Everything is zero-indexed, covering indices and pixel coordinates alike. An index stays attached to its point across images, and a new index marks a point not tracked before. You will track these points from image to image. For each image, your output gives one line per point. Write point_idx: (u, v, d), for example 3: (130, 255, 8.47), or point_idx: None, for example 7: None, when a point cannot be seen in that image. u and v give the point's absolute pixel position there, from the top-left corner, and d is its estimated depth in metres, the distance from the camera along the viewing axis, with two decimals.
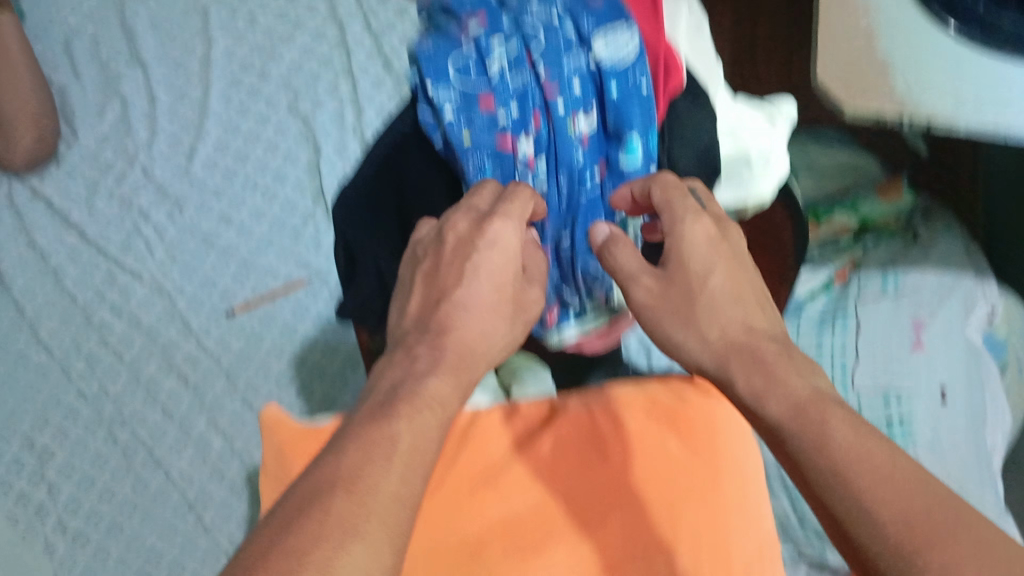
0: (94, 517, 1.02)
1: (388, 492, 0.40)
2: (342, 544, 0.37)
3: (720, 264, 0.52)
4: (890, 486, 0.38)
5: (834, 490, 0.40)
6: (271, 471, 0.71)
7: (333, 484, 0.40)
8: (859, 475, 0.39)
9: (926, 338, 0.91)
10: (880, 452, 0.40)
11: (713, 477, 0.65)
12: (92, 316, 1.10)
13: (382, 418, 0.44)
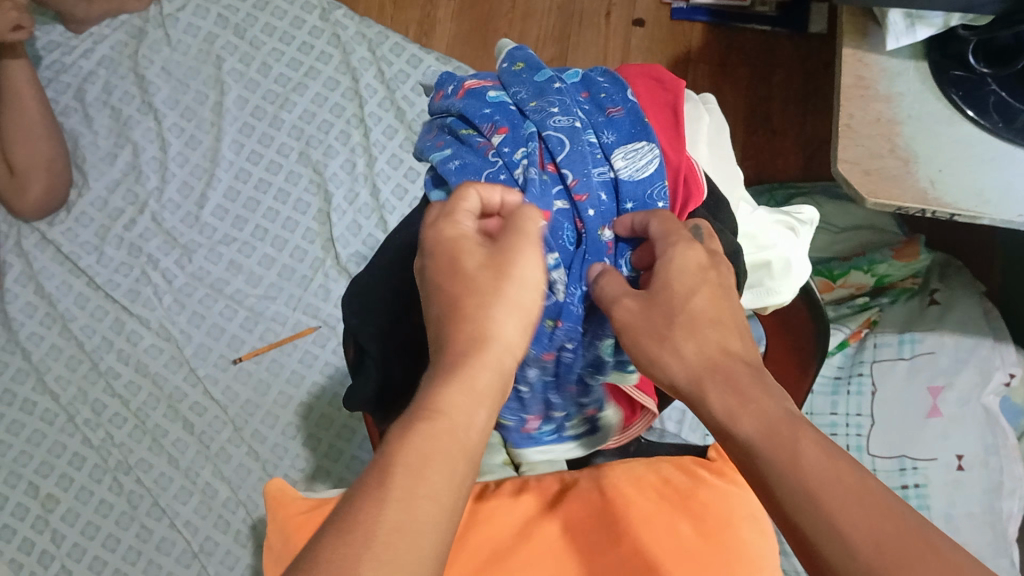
0: (97, 565, 1.00)
1: (396, 517, 0.39)
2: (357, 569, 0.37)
3: (706, 288, 0.50)
4: (867, 514, 0.39)
5: (811, 515, 0.41)
6: (274, 550, 0.68)
7: (362, 506, 0.40)
8: (835, 503, 0.40)
9: (943, 405, 0.91)
10: (852, 479, 0.41)
11: (729, 562, 0.64)
12: (99, 362, 1.09)
13: (405, 434, 0.43)
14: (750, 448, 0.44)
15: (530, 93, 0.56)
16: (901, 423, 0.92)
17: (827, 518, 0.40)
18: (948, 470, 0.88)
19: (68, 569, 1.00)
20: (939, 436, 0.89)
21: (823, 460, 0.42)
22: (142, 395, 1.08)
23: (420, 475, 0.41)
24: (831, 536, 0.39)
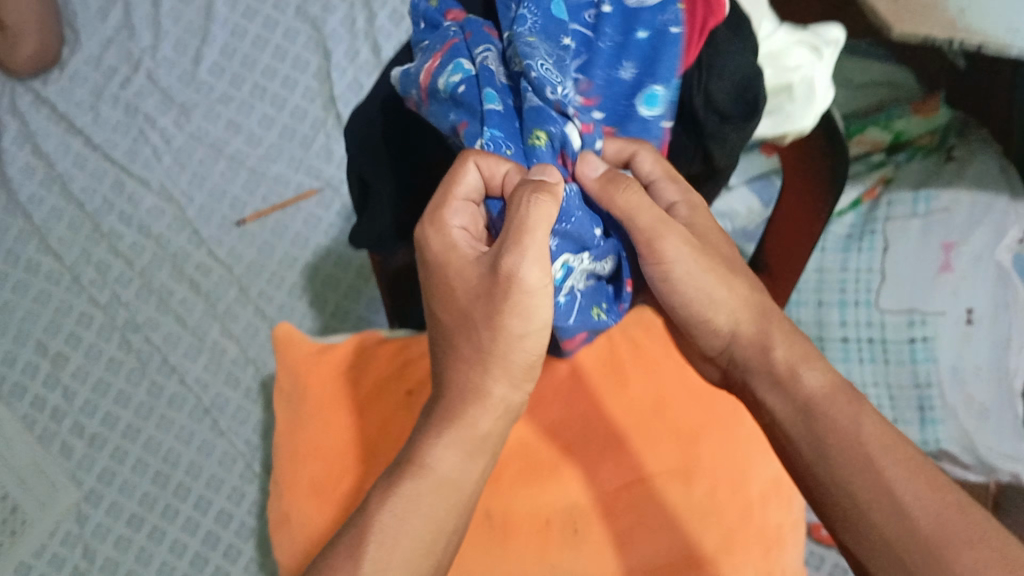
0: (111, 420, 1.05)
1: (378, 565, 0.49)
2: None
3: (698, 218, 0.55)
4: (919, 483, 0.46)
5: (863, 476, 0.47)
6: (283, 391, 0.71)
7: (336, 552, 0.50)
8: (897, 472, 0.46)
9: (955, 260, 0.89)
10: (903, 449, 0.47)
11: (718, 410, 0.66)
12: (101, 224, 1.09)
13: (398, 493, 0.51)
14: (807, 402, 0.51)
15: (536, 25, 0.54)
16: (911, 278, 0.90)
17: (880, 479, 0.46)
18: (957, 324, 0.87)
19: (82, 423, 1.05)
20: (948, 291, 0.88)
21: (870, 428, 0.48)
22: (147, 255, 1.08)
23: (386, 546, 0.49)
24: (882, 498, 0.46)
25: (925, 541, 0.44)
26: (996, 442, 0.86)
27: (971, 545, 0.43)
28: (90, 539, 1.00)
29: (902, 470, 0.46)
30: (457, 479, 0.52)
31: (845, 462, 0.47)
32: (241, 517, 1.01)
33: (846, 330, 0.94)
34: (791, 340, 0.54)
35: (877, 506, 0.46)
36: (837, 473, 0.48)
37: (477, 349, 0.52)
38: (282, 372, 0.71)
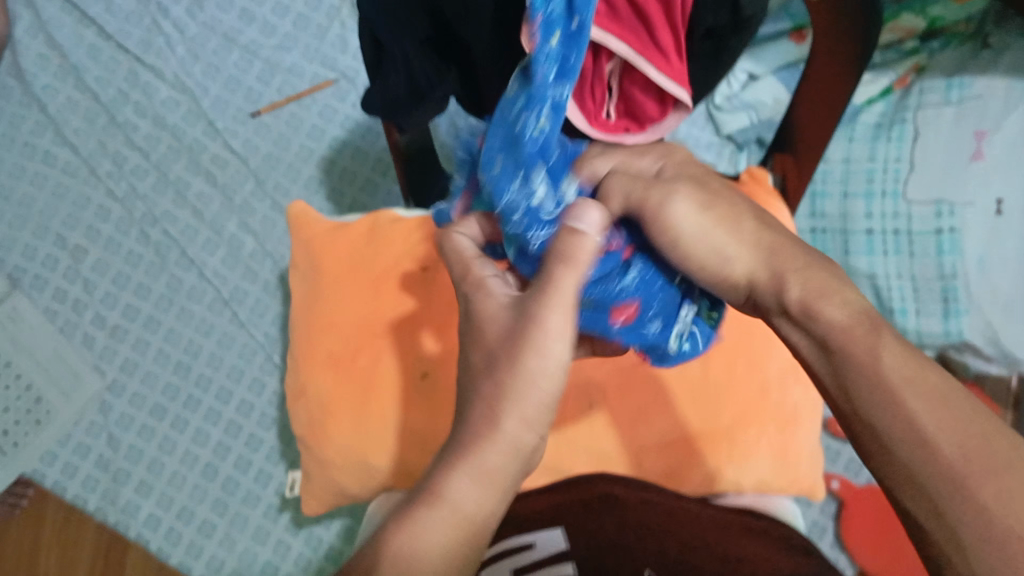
0: (132, 312, 1.06)
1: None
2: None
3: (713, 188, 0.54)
4: (941, 411, 0.43)
5: (882, 409, 0.44)
6: (299, 265, 0.75)
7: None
8: (918, 405, 0.43)
9: (988, 147, 0.86)
10: (927, 380, 0.44)
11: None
12: (117, 115, 1.09)
13: (421, 517, 0.46)
14: (826, 339, 0.47)
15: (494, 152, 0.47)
16: (943, 167, 0.88)
17: (903, 415, 0.43)
18: (986, 215, 0.85)
19: (103, 315, 1.06)
20: (980, 180, 0.85)
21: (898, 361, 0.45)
22: (163, 148, 1.07)
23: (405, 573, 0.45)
24: (908, 433, 0.43)
25: (951, 476, 0.41)
26: (1019, 334, 0.85)
27: (986, 473, 0.40)
28: (114, 427, 1.04)
29: (923, 400, 0.43)
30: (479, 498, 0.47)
31: (873, 399, 0.44)
32: (261, 407, 1.03)
33: (871, 222, 0.92)
34: (802, 272, 0.49)
35: (912, 438, 0.43)
36: (861, 411, 0.45)
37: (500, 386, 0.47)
38: (305, 246, 0.74)
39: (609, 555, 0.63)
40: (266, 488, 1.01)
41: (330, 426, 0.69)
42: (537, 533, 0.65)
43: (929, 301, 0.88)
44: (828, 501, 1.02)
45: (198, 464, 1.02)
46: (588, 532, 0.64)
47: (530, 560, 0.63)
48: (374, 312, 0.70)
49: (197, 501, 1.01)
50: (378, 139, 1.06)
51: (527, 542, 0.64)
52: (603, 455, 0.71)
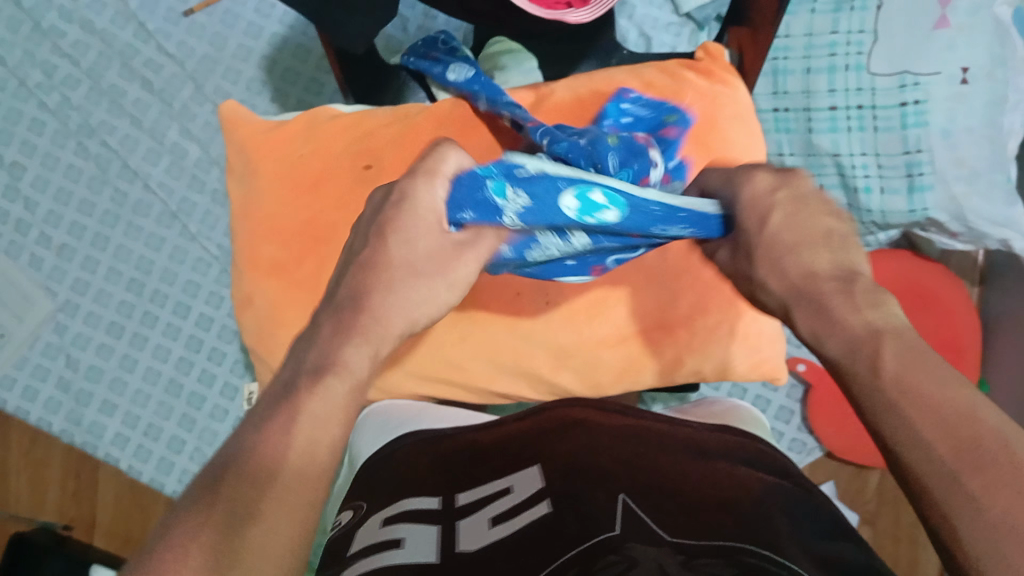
0: (78, 230, 1.02)
1: (297, 469, 0.40)
2: (247, 530, 0.37)
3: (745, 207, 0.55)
4: (940, 423, 0.37)
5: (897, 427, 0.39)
6: (237, 168, 0.71)
7: (223, 496, 0.37)
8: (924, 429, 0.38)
9: (953, 13, 0.83)
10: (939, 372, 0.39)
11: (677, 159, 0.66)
12: (41, 21, 1.01)
13: (289, 432, 0.41)
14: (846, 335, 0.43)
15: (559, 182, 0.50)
16: (906, 33, 0.84)
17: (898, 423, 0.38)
18: (952, 84, 0.82)
19: (48, 235, 1.02)
20: (945, 48, 0.83)
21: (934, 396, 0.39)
22: (92, 54, 1.01)
23: (274, 472, 0.39)
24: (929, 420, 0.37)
25: (947, 467, 0.35)
26: (982, 205, 0.85)
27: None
28: (71, 348, 1.01)
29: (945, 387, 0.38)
30: (325, 444, 0.42)
31: (893, 399, 0.38)
32: (221, 321, 1.02)
33: (834, 98, 0.88)
34: None
35: (914, 429, 0.37)
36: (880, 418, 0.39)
37: (357, 319, 0.49)
38: (241, 152, 0.71)
39: (580, 474, 0.58)
40: (232, 401, 1.01)
41: (281, 335, 0.68)
42: (510, 477, 0.61)
43: (892, 175, 0.86)
44: (796, 385, 1.03)
45: (161, 380, 1.01)
46: (557, 456, 0.62)
47: (491, 512, 0.57)
48: (315, 212, 0.67)
49: (163, 418, 1.01)
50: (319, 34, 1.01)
51: (506, 486, 0.60)
52: (561, 347, 0.70)
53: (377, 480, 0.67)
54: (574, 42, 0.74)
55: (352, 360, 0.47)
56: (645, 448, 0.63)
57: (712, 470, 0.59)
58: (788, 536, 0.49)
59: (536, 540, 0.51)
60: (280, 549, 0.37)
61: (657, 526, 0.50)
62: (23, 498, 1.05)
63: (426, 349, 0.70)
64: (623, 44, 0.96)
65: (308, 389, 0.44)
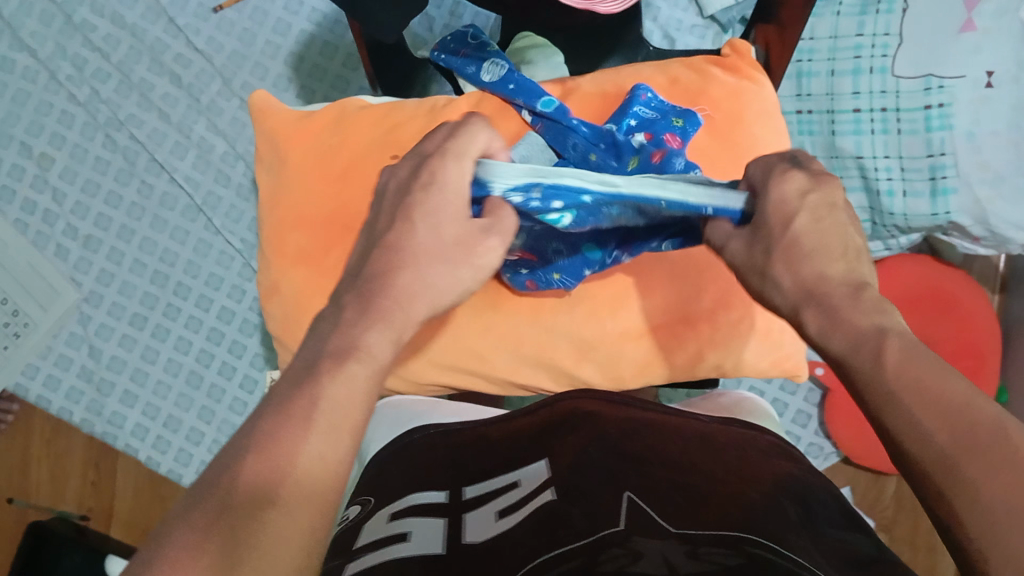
0: (104, 222, 1.03)
1: (315, 459, 0.39)
2: (260, 518, 0.36)
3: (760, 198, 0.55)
4: (938, 408, 0.35)
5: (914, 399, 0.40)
6: (265, 157, 0.72)
7: (237, 491, 0.37)
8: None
9: (978, 17, 0.82)
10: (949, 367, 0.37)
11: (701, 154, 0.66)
12: (73, 15, 1.02)
13: (307, 427, 0.40)
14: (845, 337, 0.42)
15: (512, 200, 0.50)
16: (931, 37, 0.84)
17: None
18: (976, 88, 0.82)
19: (75, 226, 1.03)
20: (970, 51, 0.82)
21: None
22: (123, 48, 1.02)
23: (289, 463, 0.39)
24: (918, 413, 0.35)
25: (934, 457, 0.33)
26: (1006, 209, 0.84)
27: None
28: (94, 339, 1.03)
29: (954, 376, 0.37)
30: (345, 435, 0.42)
31: (893, 393, 0.37)
32: (242, 315, 1.03)
33: (858, 101, 0.88)
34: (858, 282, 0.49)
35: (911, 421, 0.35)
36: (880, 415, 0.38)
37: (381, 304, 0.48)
38: (270, 142, 0.72)
39: (586, 467, 0.58)
40: (251, 395, 1.02)
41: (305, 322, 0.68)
42: (521, 469, 0.61)
43: (916, 177, 0.86)
44: (813, 389, 1.03)
45: (182, 372, 1.02)
46: (566, 450, 0.62)
47: (499, 505, 0.57)
48: (343, 202, 0.68)
49: (183, 409, 1.02)
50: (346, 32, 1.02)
51: (514, 479, 0.60)
52: (584, 340, 0.70)
53: (387, 474, 0.67)
54: (601, 40, 0.75)
55: (374, 343, 0.46)
56: (655, 440, 0.63)
57: (721, 466, 0.59)
58: (794, 526, 0.50)
59: (536, 530, 0.51)
60: (300, 535, 0.37)
61: (662, 519, 0.50)
62: (43, 488, 1.06)
63: (449, 341, 0.71)
64: (648, 44, 0.97)
65: (329, 378, 0.43)
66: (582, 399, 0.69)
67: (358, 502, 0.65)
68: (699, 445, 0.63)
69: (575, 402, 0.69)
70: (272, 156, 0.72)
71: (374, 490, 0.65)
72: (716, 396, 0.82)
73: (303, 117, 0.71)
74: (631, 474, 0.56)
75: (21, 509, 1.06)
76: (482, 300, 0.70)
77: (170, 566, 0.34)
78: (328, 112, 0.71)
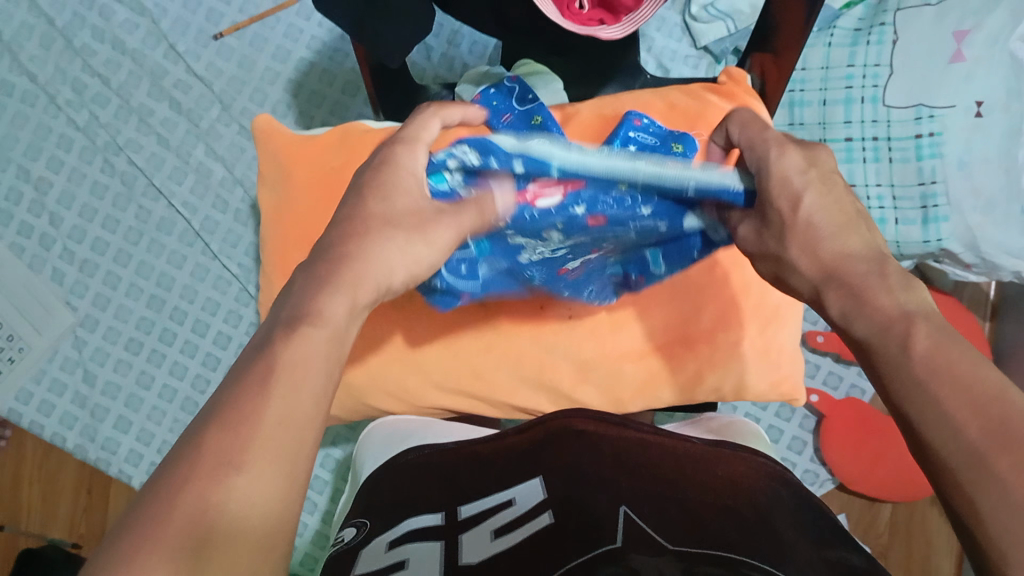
0: (101, 246, 1.03)
1: (278, 418, 0.38)
2: (225, 485, 0.35)
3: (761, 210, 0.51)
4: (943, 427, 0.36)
5: (920, 404, 0.39)
6: (268, 178, 0.73)
7: (201, 457, 0.36)
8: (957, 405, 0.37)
9: (967, 48, 0.85)
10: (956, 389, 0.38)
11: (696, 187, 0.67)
12: (73, 40, 1.03)
13: (266, 390, 0.39)
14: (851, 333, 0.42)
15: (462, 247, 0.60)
16: (922, 67, 0.87)
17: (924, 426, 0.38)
18: (967, 117, 0.84)
19: (71, 250, 1.03)
20: (960, 81, 0.85)
21: (971, 379, 0.38)
22: (123, 72, 1.03)
23: (249, 424, 0.37)
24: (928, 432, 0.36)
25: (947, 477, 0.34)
26: (1000, 236, 0.84)
27: (1008, 449, 0.35)
28: (89, 363, 1.02)
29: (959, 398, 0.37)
30: (304, 387, 0.40)
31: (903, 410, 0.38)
32: (238, 339, 1.02)
33: (850, 130, 0.90)
34: None
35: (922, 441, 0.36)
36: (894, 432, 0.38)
37: (336, 271, 0.46)
38: (273, 163, 0.73)
39: (581, 485, 0.58)
40: None
41: None
42: (516, 487, 0.62)
43: (907, 204, 0.88)
44: (808, 415, 1.03)
45: (177, 397, 1.02)
46: (560, 469, 0.62)
47: (495, 524, 0.57)
48: None
49: (176, 434, 1.01)
50: (346, 59, 1.04)
51: (509, 498, 0.60)
52: (584, 360, 0.71)
53: (381, 493, 0.67)
54: (599, 66, 0.77)
55: (332, 312, 0.44)
56: (649, 461, 0.63)
57: (714, 485, 0.59)
58: (789, 545, 0.50)
59: (536, 548, 0.51)
60: (264, 497, 0.36)
61: (658, 536, 0.50)
62: (34, 513, 1.06)
63: (449, 362, 0.72)
64: (644, 71, 0.98)
65: (282, 340, 0.41)
66: (571, 416, 0.69)
67: (353, 524, 0.65)
68: (690, 464, 0.64)
69: (569, 420, 0.69)
70: (275, 179, 0.73)
71: (369, 512, 0.65)
72: (710, 418, 0.82)
73: (306, 140, 0.72)
74: (629, 493, 0.57)
75: (11, 535, 1.05)
76: (483, 320, 0.71)
77: (135, 534, 0.33)
78: (330, 135, 0.72)
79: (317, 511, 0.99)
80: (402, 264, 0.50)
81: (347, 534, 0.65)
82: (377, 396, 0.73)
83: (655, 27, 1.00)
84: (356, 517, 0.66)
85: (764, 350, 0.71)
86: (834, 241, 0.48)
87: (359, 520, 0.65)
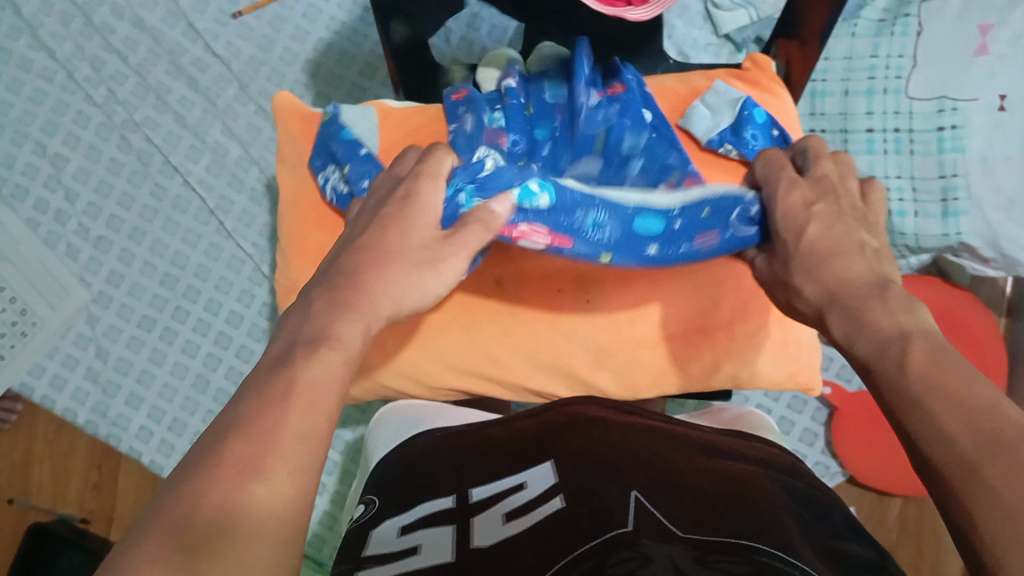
0: (116, 223, 1.03)
1: (298, 433, 0.40)
2: (248, 482, 0.37)
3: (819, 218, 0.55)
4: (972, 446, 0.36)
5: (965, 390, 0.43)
6: (287, 158, 0.73)
7: (228, 459, 0.37)
8: (947, 395, 0.40)
9: (993, 42, 0.84)
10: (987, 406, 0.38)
11: None
12: (92, 17, 1.03)
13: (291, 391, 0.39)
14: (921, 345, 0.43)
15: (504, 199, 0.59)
16: (946, 60, 0.86)
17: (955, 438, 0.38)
18: (989, 111, 0.83)
19: (86, 227, 1.03)
20: (984, 75, 0.84)
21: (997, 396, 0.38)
22: (141, 50, 1.03)
23: (280, 419, 0.39)
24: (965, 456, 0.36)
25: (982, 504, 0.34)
26: (1016, 231, 0.84)
27: None
28: (102, 339, 1.02)
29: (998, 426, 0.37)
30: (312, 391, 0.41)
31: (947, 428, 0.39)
32: (250, 319, 1.02)
33: (871, 121, 0.90)
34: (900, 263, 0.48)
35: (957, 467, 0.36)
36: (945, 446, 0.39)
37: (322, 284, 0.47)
38: (293, 141, 0.73)
39: (592, 471, 0.58)
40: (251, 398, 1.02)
41: None
42: (526, 471, 0.62)
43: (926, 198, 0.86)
44: (820, 409, 1.03)
45: (189, 375, 1.02)
46: (570, 455, 0.62)
47: (506, 506, 0.57)
48: None
49: (188, 412, 1.02)
50: (364, 41, 1.03)
51: (520, 482, 0.60)
52: (600, 346, 0.71)
53: (391, 475, 0.67)
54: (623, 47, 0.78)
55: (346, 332, 0.47)
56: (661, 449, 0.63)
57: (727, 474, 0.59)
58: (798, 537, 0.50)
59: (546, 533, 0.51)
60: (280, 493, 0.38)
61: (671, 523, 0.50)
62: (45, 488, 1.06)
63: (465, 343, 0.71)
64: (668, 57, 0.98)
65: (303, 362, 0.43)
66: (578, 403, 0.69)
67: (362, 504, 0.66)
68: (701, 451, 0.63)
69: (581, 406, 0.69)
70: (294, 156, 0.73)
71: (379, 493, 0.65)
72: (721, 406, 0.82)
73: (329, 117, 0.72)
74: (640, 480, 0.56)
75: (22, 510, 1.06)
76: (502, 305, 0.71)
77: (163, 526, 0.35)
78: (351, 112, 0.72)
79: (326, 492, 0.99)
80: (409, 291, 0.52)
81: (356, 515, 0.65)
82: (392, 377, 0.74)
83: (677, 15, 0.99)
84: (366, 499, 0.67)
85: (781, 337, 0.72)
86: (835, 266, 0.52)
87: (369, 500, 0.66)
